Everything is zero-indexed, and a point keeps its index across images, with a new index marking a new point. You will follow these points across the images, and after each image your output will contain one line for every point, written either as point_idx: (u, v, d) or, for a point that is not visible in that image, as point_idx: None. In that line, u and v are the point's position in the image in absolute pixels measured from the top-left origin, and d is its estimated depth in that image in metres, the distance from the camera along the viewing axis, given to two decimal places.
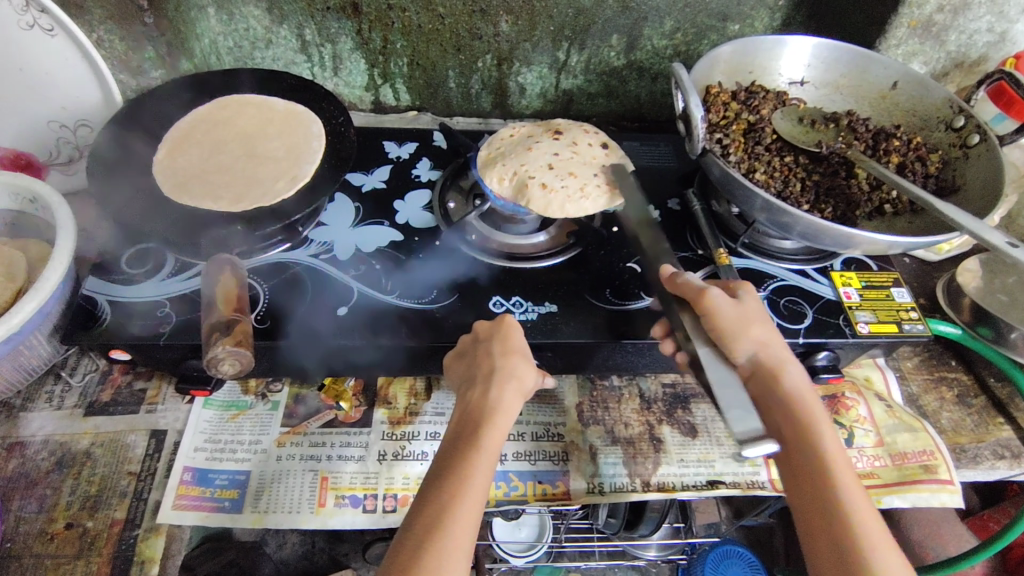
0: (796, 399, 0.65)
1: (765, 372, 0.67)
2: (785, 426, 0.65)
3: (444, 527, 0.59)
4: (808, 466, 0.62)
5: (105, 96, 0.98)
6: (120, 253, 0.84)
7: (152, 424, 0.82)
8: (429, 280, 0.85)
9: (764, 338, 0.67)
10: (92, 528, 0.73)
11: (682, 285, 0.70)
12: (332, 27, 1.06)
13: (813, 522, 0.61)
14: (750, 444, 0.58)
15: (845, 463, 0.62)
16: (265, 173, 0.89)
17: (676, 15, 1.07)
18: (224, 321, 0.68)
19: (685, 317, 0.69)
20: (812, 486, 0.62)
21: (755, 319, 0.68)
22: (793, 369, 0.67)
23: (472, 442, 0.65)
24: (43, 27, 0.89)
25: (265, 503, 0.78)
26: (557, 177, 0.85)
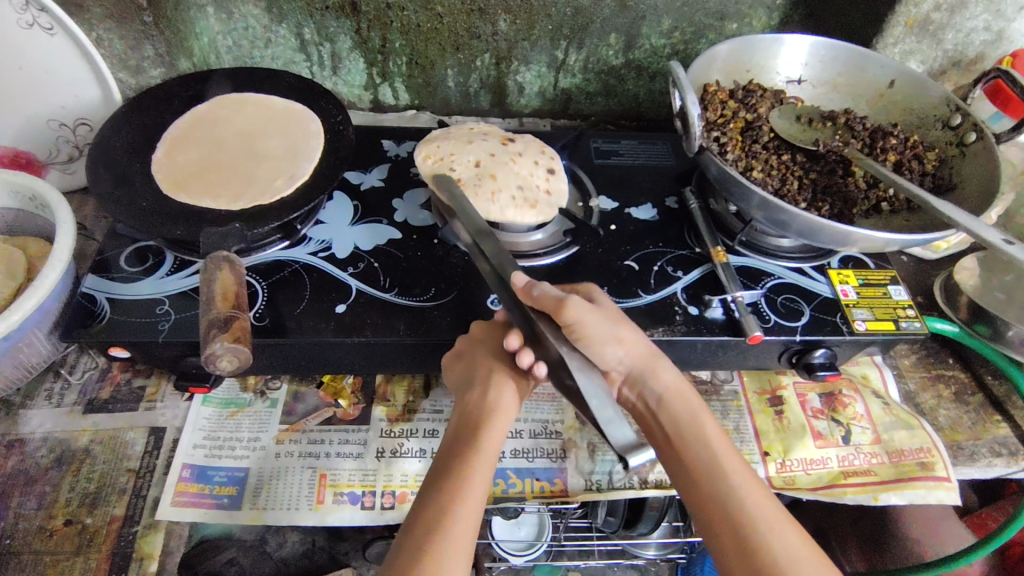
0: (671, 395, 0.72)
1: (641, 371, 0.73)
2: (669, 423, 0.72)
3: (444, 527, 0.59)
4: (696, 458, 0.69)
5: (105, 95, 0.98)
6: (119, 251, 0.85)
7: (152, 421, 0.82)
8: (428, 278, 0.85)
9: (634, 340, 0.73)
10: (91, 524, 0.74)
11: (540, 297, 0.65)
12: (331, 26, 1.07)
13: (700, 498, 0.67)
14: (632, 453, 0.56)
15: (723, 444, 0.70)
16: (264, 171, 0.89)
17: (673, 14, 1.07)
18: (222, 317, 0.68)
19: (544, 329, 0.65)
20: (694, 467, 0.68)
21: (623, 321, 0.72)
22: (664, 367, 0.73)
23: (471, 446, 0.66)
24: (43, 26, 0.90)
25: (264, 500, 0.78)
26: (473, 174, 0.87)
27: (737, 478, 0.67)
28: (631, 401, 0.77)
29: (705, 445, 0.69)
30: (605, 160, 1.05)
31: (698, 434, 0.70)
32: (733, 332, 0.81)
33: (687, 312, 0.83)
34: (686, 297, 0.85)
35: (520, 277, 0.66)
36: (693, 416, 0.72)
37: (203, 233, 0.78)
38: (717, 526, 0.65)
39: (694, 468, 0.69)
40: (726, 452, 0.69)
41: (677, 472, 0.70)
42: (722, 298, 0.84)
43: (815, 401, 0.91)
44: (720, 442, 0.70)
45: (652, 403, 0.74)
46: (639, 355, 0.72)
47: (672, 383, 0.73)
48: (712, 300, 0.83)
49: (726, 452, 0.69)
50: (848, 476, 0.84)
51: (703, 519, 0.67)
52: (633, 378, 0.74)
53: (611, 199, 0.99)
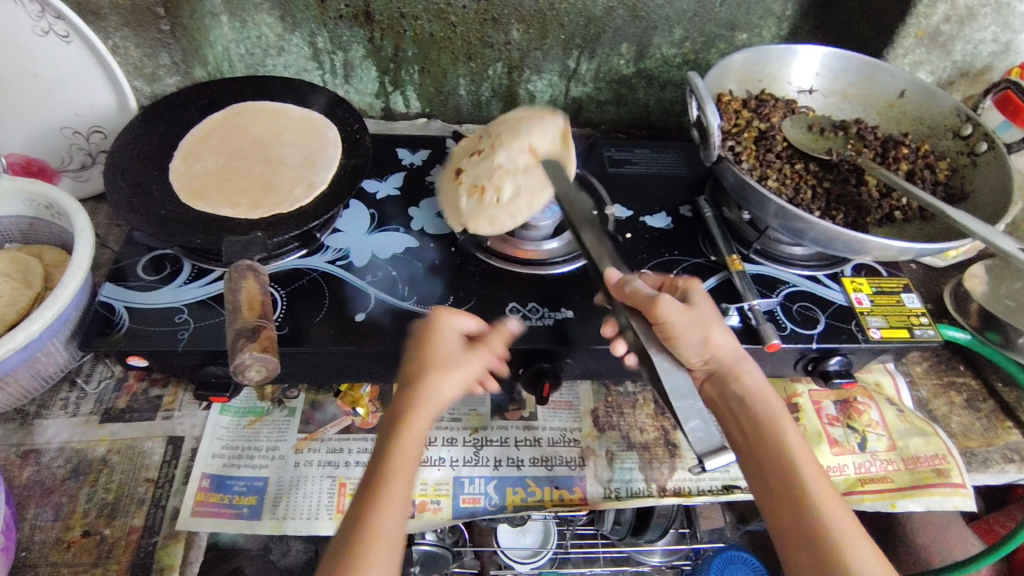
0: (754, 398, 0.70)
1: (722, 373, 0.71)
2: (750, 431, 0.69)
3: (358, 544, 0.58)
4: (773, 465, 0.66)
5: (120, 103, 0.97)
6: (135, 260, 0.85)
7: (169, 430, 0.82)
8: (446, 287, 0.85)
9: (720, 341, 0.71)
10: (110, 535, 0.73)
11: (633, 294, 0.68)
12: (344, 35, 1.08)
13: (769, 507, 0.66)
14: (711, 457, 0.60)
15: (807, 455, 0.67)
16: (283, 181, 0.89)
17: (685, 24, 1.09)
18: (249, 327, 0.67)
19: (636, 322, 0.69)
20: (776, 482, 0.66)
21: (712, 321, 0.72)
22: (750, 371, 0.71)
23: (411, 454, 0.64)
24: (59, 34, 0.90)
25: (284, 510, 0.78)
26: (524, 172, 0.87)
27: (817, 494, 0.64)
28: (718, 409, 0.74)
29: (786, 459, 0.66)
30: (618, 169, 1.05)
31: (777, 445, 0.67)
32: (751, 340, 0.81)
33: None
34: None
35: (616, 274, 0.70)
36: (775, 428, 0.68)
37: (226, 242, 0.79)
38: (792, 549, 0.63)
39: (771, 481, 0.66)
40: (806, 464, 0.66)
41: (753, 474, 0.68)
42: (738, 306, 0.84)
43: (831, 408, 0.91)
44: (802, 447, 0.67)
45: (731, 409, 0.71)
46: (716, 353, 0.71)
47: (756, 385, 0.71)
48: (729, 308, 0.84)
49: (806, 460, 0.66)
50: (864, 483, 0.84)
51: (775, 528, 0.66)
52: (715, 377, 0.72)
53: (625, 207, 0.99)
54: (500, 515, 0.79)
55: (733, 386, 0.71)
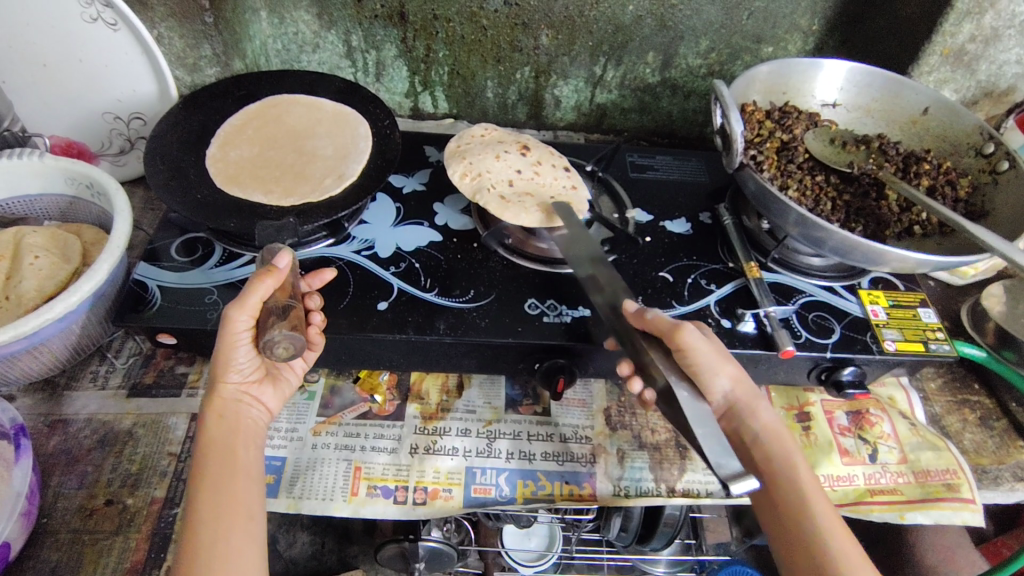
0: (768, 432, 0.74)
1: (737, 406, 0.75)
2: (760, 460, 0.74)
3: (196, 529, 0.63)
4: (783, 491, 0.71)
5: (161, 90, 1.00)
6: (168, 242, 0.88)
7: (193, 407, 0.84)
8: (467, 281, 0.87)
9: (737, 373, 0.75)
10: (132, 505, 0.76)
11: (654, 322, 0.70)
12: (378, 34, 1.11)
13: (779, 532, 0.70)
14: (735, 482, 0.59)
15: (814, 487, 0.71)
16: (314, 172, 0.91)
17: (711, 36, 1.11)
18: (280, 305, 0.69)
19: (657, 357, 0.69)
20: (783, 506, 0.70)
21: (728, 355, 0.75)
22: (764, 407, 0.75)
23: (229, 467, 0.68)
24: (107, 21, 0.92)
25: (300, 490, 0.79)
26: (564, 179, 0.96)
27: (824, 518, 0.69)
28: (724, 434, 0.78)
29: (795, 485, 0.71)
30: (640, 174, 1.07)
31: (791, 477, 0.71)
32: (765, 346, 0.82)
33: (720, 324, 0.85)
34: (719, 310, 0.87)
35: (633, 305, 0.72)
36: (788, 458, 0.73)
37: (258, 226, 0.81)
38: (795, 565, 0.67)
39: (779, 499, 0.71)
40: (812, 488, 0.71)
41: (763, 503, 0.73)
42: (754, 312, 0.85)
43: (843, 418, 0.91)
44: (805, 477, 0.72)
45: (746, 440, 0.75)
46: (738, 392, 0.75)
47: (770, 421, 0.75)
48: (744, 314, 0.85)
49: (812, 491, 0.70)
50: (874, 494, 0.84)
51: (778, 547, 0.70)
52: (732, 411, 0.75)
53: (646, 211, 1.00)
54: (510, 507, 0.80)
55: (748, 420, 0.75)
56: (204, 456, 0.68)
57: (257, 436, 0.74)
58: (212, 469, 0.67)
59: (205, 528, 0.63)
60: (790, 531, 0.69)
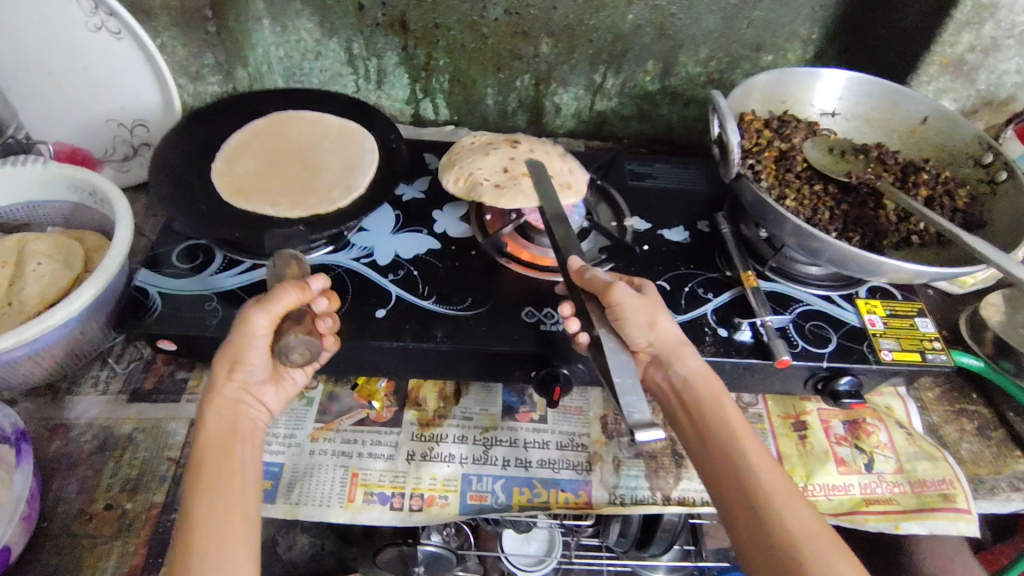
0: (695, 378, 0.75)
1: (665, 354, 0.76)
2: (693, 408, 0.74)
3: (193, 531, 0.61)
4: (713, 436, 0.71)
5: (164, 99, 1.01)
6: (170, 249, 0.89)
7: (193, 413, 0.85)
8: (465, 288, 0.88)
9: (664, 325, 0.76)
10: (132, 509, 0.77)
11: (590, 280, 0.72)
12: (380, 42, 1.12)
13: (716, 478, 0.69)
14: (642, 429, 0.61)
15: (747, 433, 0.70)
16: (321, 184, 0.92)
17: (711, 44, 1.11)
18: (296, 313, 0.71)
19: (592, 310, 0.72)
20: (717, 452, 0.70)
21: (661, 308, 0.76)
22: (688, 355, 0.76)
23: (229, 468, 0.66)
24: (111, 30, 0.94)
25: (297, 495, 0.80)
26: (560, 163, 0.96)
27: (758, 458, 0.68)
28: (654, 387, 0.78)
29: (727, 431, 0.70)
30: (638, 182, 1.07)
31: (722, 421, 0.71)
32: (762, 355, 0.83)
33: (717, 333, 0.85)
34: (716, 319, 0.87)
35: (576, 261, 0.75)
36: (717, 403, 0.73)
37: (267, 235, 0.84)
38: (734, 508, 0.66)
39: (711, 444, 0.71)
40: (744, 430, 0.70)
41: (699, 453, 0.72)
42: (751, 321, 0.86)
43: (839, 428, 0.91)
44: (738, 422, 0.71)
45: (676, 389, 0.76)
46: (664, 341, 0.76)
47: (697, 368, 0.75)
48: (741, 323, 0.85)
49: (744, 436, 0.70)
50: (869, 504, 0.84)
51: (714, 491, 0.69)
52: (661, 361, 0.76)
53: (644, 220, 1.01)
54: (506, 514, 0.81)
55: (676, 368, 0.75)
56: (201, 456, 0.67)
57: (256, 438, 0.72)
58: (206, 471, 0.65)
59: (201, 532, 0.61)
60: (724, 476, 0.68)
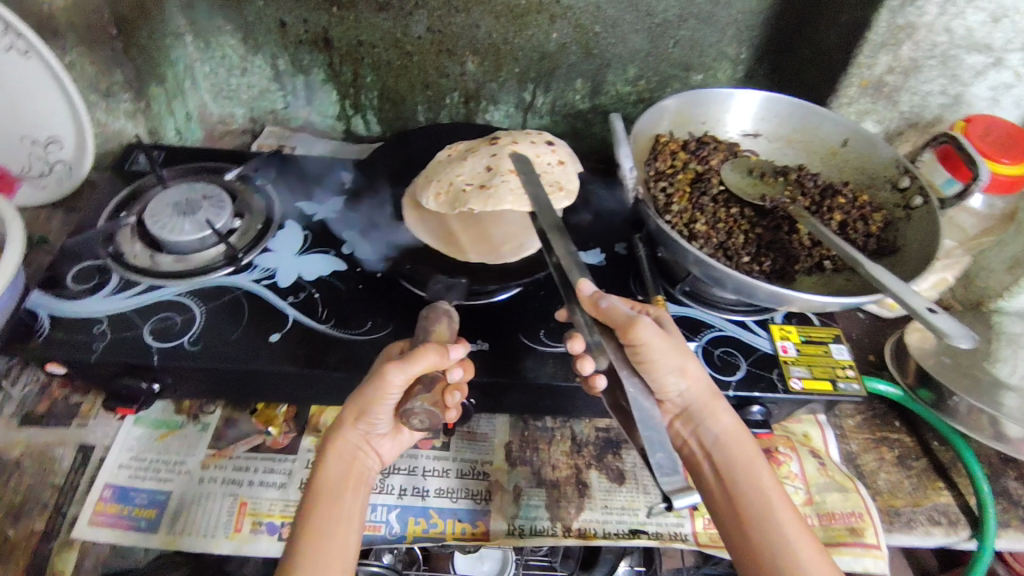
0: (728, 437, 0.73)
1: (696, 407, 0.74)
2: (725, 469, 0.72)
3: None
4: (747, 503, 0.69)
5: (77, 118, 0.98)
6: (68, 269, 0.87)
7: (83, 438, 0.83)
8: (365, 312, 0.86)
9: (697, 375, 0.74)
10: (10, 537, 0.75)
11: (607, 311, 0.65)
12: (305, 58, 1.12)
13: (744, 548, 0.68)
14: (679, 495, 0.57)
15: (783, 502, 0.69)
16: (502, 229, 0.94)
17: (638, 63, 1.10)
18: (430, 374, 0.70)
19: (608, 347, 0.66)
20: (749, 519, 0.69)
21: (688, 351, 0.73)
22: (723, 411, 0.74)
23: (336, 513, 0.68)
24: (20, 50, 0.91)
25: (181, 526, 0.78)
26: (547, 154, 0.99)
27: (792, 531, 0.67)
28: (679, 435, 0.77)
29: (762, 498, 0.69)
30: None
31: (755, 487, 0.70)
32: None
33: None
34: None
35: (588, 285, 0.66)
36: (750, 466, 0.71)
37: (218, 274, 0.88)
38: None
39: (739, 504, 0.70)
40: (778, 495, 0.70)
41: (726, 519, 0.71)
42: None
43: None
44: (771, 488, 0.70)
45: (707, 444, 0.74)
46: (695, 396, 0.74)
47: (729, 425, 0.74)
48: None
49: (780, 506, 0.69)
50: None
51: (734, 554, 0.69)
52: (690, 414, 0.75)
53: None
54: (398, 545, 0.79)
55: (709, 423, 0.74)
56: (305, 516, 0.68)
57: (365, 485, 0.73)
58: (316, 517, 0.67)
59: None
60: (756, 548, 0.67)
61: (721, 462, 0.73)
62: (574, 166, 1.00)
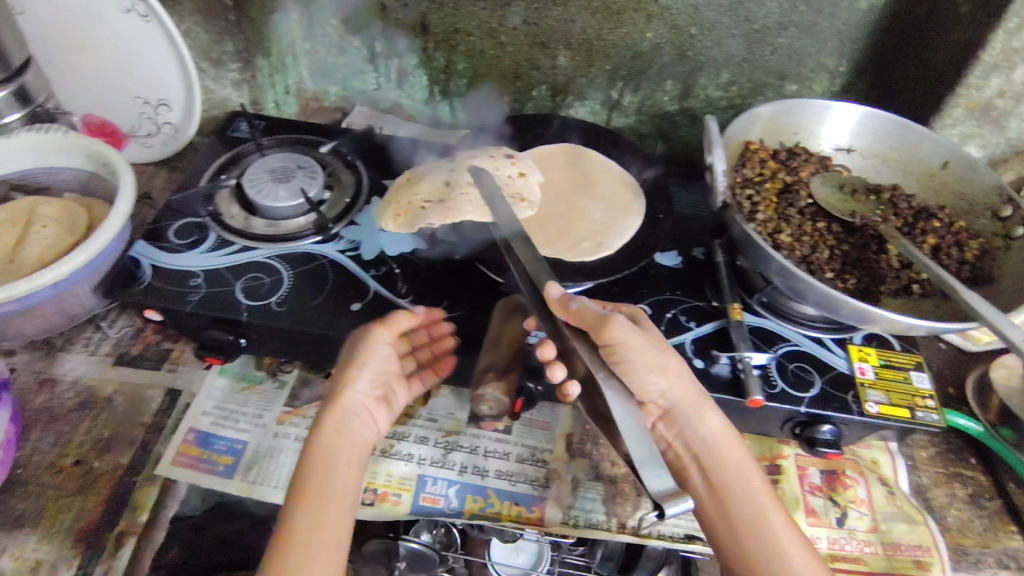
0: (715, 438, 0.74)
1: (680, 407, 0.75)
2: (711, 470, 0.74)
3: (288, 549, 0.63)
4: (734, 505, 0.71)
5: (185, 81, 1.03)
6: (170, 224, 0.92)
7: (170, 382, 0.88)
8: (442, 291, 0.88)
9: (678, 374, 0.74)
10: (99, 467, 0.80)
11: (578, 311, 0.68)
12: (401, 42, 1.15)
13: (734, 549, 0.70)
14: (670, 501, 0.55)
15: (771, 503, 0.71)
16: (577, 229, 0.90)
17: (732, 68, 1.09)
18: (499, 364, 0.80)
19: (581, 345, 0.67)
20: (737, 521, 0.70)
21: (667, 350, 0.75)
22: (710, 411, 0.75)
23: (328, 475, 0.69)
24: (140, 13, 0.97)
25: (255, 475, 0.81)
26: (507, 166, 0.95)
27: (781, 532, 0.69)
28: (662, 437, 0.78)
29: (750, 501, 0.71)
30: None
31: (743, 489, 0.72)
32: (735, 392, 0.80)
33: (692, 364, 0.83)
34: (693, 348, 0.85)
35: (557, 290, 0.70)
36: (738, 467, 0.73)
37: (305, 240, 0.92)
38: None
39: (726, 505, 0.72)
40: (765, 496, 0.72)
41: (716, 522, 0.72)
42: (730, 355, 0.83)
43: (816, 477, 0.87)
44: (758, 489, 0.72)
45: (694, 446, 0.75)
46: (677, 396, 0.75)
47: (717, 427, 0.74)
48: (720, 355, 0.83)
49: (768, 506, 0.71)
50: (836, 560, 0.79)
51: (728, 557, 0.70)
52: (674, 415, 0.76)
53: None
54: (455, 519, 0.80)
55: (694, 424, 0.75)
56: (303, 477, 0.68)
57: (361, 453, 0.74)
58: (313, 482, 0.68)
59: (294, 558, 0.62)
60: (748, 551, 0.69)
61: (705, 462, 0.75)
62: (538, 174, 0.95)
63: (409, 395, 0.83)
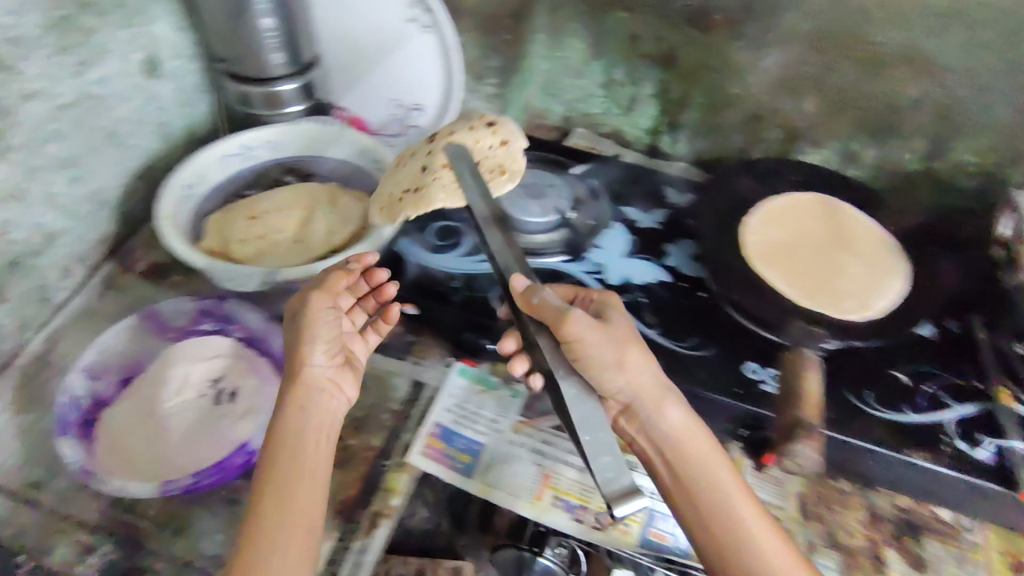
0: (678, 436, 0.67)
1: (642, 401, 0.68)
2: (696, 481, 0.65)
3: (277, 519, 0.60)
4: (723, 519, 0.62)
5: (445, 91, 1.09)
6: (429, 225, 1.00)
7: (416, 374, 0.93)
8: (691, 328, 0.87)
9: (640, 369, 0.68)
10: (355, 445, 0.85)
11: (539, 305, 0.68)
12: (643, 72, 1.16)
13: None
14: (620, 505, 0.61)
15: (746, 505, 0.63)
16: (841, 283, 0.90)
17: (995, 135, 1.03)
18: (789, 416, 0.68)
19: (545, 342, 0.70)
20: (744, 547, 0.61)
21: (630, 340, 0.70)
22: (671, 405, 0.68)
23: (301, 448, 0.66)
24: (423, 24, 1.05)
25: (493, 478, 0.83)
26: (488, 136, 0.92)
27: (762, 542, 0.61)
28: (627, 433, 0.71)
29: (732, 507, 0.63)
30: None
31: (717, 494, 0.64)
32: (1003, 482, 0.76)
33: (953, 445, 0.79)
34: (955, 429, 0.81)
35: (521, 282, 0.70)
36: (711, 472, 0.65)
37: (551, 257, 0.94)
38: None
39: (713, 520, 0.63)
40: (738, 498, 0.63)
41: (709, 550, 0.63)
42: (997, 443, 0.79)
43: None
44: (739, 497, 0.63)
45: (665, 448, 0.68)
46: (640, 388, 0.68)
47: (678, 421, 0.67)
48: (984, 441, 0.79)
49: (751, 515, 0.62)
50: None
51: None
52: (634, 411, 0.69)
53: None
54: (688, 560, 0.77)
55: (654, 419, 0.68)
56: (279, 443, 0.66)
57: (331, 427, 0.71)
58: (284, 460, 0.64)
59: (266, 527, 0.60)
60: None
61: (690, 473, 0.65)
62: (520, 141, 0.93)
63: (367, 347, 0.82)
